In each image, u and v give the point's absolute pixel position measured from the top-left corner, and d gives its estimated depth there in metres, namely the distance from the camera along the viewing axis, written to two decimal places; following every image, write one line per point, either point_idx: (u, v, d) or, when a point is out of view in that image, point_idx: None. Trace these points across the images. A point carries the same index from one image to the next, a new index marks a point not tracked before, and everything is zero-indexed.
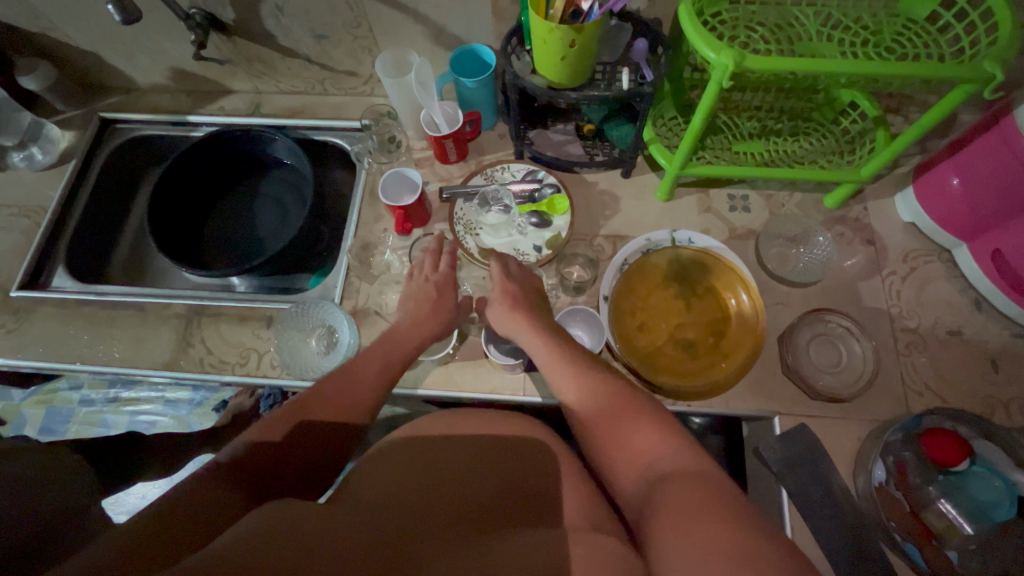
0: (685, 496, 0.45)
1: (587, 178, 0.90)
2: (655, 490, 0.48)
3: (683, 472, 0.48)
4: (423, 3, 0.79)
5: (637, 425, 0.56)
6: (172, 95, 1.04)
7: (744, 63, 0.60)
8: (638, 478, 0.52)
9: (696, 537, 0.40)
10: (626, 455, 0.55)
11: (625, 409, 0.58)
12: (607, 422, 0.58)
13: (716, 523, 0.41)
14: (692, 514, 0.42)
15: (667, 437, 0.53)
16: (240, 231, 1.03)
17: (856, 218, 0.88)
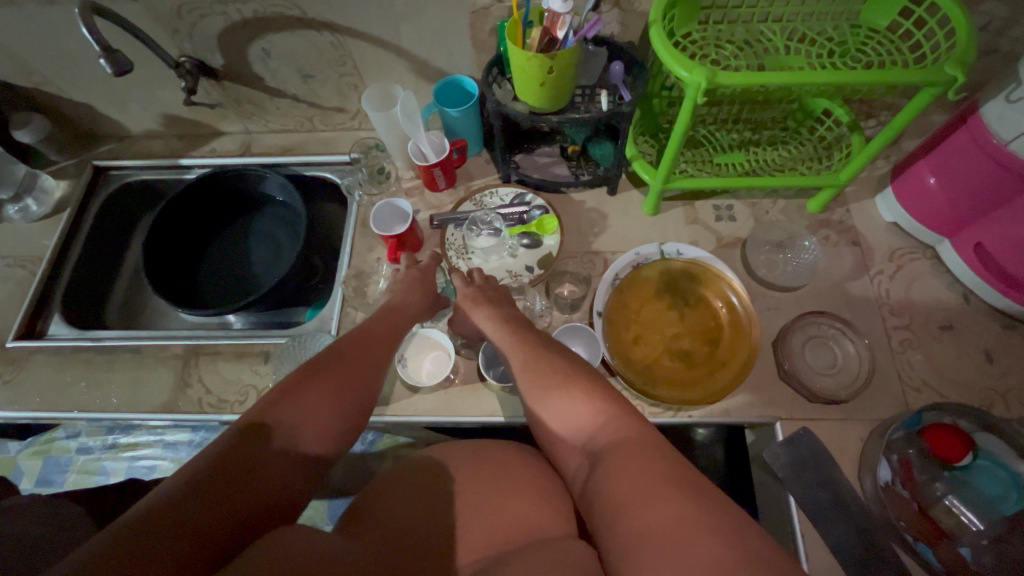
0: (632, 475, 0.47)
1: (574, 197, 0.92)
2: (603, 472, 0.50)
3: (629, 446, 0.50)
4: (405, 40, 0.82)
5: (584, 408, 0.58)
6: (164, 139, 1.06)
7: (716, 80, 0.62)
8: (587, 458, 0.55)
9: (653, 520, 0.42)
10: (581, 436, 0.57)
11: (570, 389, 0.59)
12: (555, 409, 0.59)
13: (665, 500, 0.43)
14: (643, 496, 0.44)
15: (612, 416, 0.55)
16: (236, 269, 1.04)
17: (840, 221, 0.90)
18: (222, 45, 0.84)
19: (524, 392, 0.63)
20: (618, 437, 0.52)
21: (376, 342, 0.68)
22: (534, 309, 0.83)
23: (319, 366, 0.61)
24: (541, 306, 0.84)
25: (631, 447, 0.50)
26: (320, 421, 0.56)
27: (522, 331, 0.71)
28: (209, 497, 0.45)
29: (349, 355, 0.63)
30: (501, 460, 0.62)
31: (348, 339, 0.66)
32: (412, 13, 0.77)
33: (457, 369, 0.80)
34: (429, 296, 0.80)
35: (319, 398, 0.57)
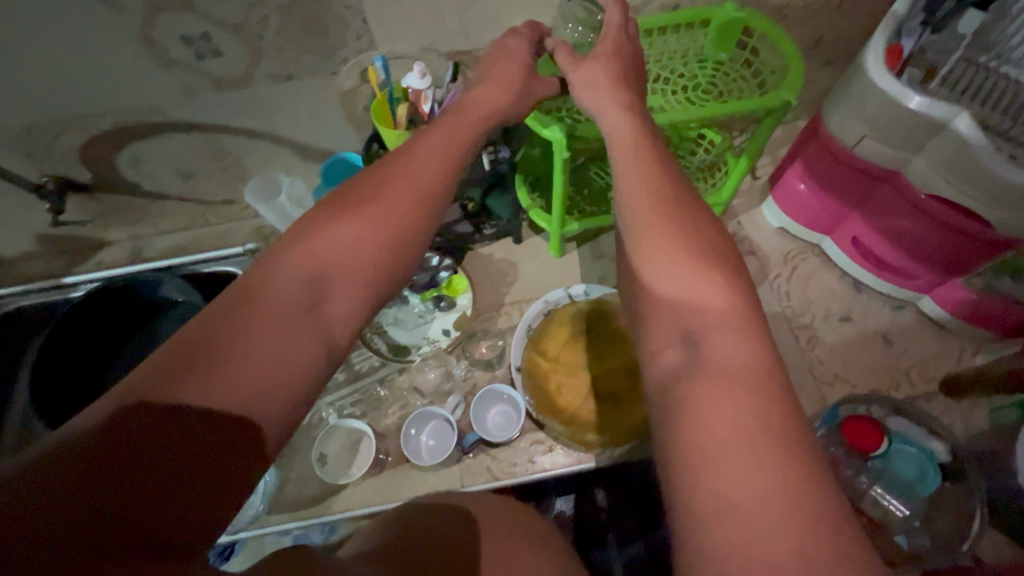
0: (737, 408, 0.35)
1: (482, 251, 0.93)
2: (685, 370, 0.38)
3: (733, 366, 0.37)
4: (281, 128, 0.81)
5: (689, 273, 0.43)
6: (44, 260, 0.99)
7: None
8: (677, 341, 0.41)
9: (734, 488, 0.32)
10: (687, 302, 0.42)
11: (695, 257, 0.44)
12: (678, 258, 0.44)
13: (760, 469, 0.32)
14: (717, 405, 0.35)
15: (719, 296, 0.41)
16: None
17: (733, 234, 0.94)
18: (87, 159, 0.80)
19: (644, 228, 0.47)
20: (723, 344, 0.39)
21: (420, 173, 0.52)
22: (456, 373, 0.82)
23: (343, 202, 0.49)
24: (464, 369, 0.83)
25: (730, 366, 0.37)
26: (346, 282, 0.46)
27: (643, 156, 0.53)
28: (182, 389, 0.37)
29: (382, 191, 0.50)
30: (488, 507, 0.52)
31: (382, 168, 0.52)
32: (281, 103, 0.77)
33: (386, 451, 0.77)
34: (497, 118, 0.62)
35: (336, 240, 0.46)
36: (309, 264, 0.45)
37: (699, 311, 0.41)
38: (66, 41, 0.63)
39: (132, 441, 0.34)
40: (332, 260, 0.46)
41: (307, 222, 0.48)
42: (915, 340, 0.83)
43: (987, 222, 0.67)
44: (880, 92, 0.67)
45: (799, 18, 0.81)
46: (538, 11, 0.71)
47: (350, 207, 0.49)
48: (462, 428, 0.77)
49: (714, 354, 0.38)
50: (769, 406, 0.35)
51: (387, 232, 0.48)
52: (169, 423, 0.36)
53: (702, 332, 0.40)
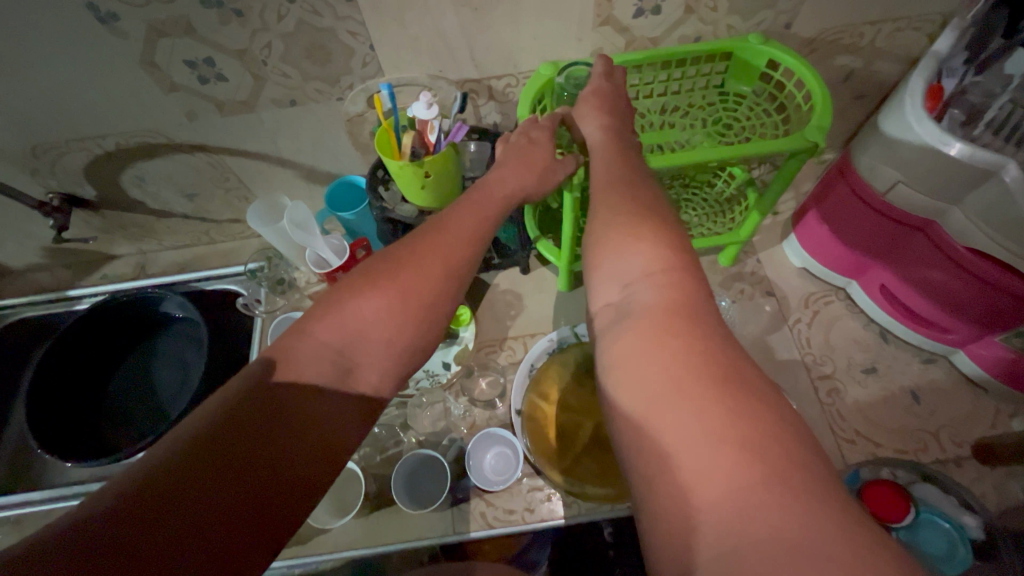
0: (666, 358, 0.37)
1: (488, 281, 0.90)
2: (622, 322, 0.42)
3: (655, 306, 0.41)
4: (284, 151, 0.80)
5: (632, 232, 0.47)
6: (52, 271, 1.00)
7: None
8: (619, 294, 0.45)
9: (675, 433, 0.34)
10: (631, 270, 0.45)
11: (639, 225, 0.47)
12: (620, 226, 0.48)
13: (693, 408, 0.34)
14: (650, 358, 0.38)
15: (648, 249, 0.45)
16: (141, 399, 0.95)
17: (751, 272, 0.89)
18: (91, 177, 0.80)
19: (597, 213, 0.52)
20: (654, 293, 0.42)
21: (459, 236, 0.52)
22: (454, 412, 0.78)
23: (380, 266, 0.48)
24: (462, 407, 0.79)
25: (658, 309, 0.40)
26: (375, 358, 0.45)
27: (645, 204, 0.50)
28: (229, 439, 0.37)
29: (421, 254, 0.49)
30: None
31: (426, 228, 0.52)
32: (286, 128, 0.75)
33: (377, 489, 0.74)
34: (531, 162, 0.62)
35: (373, 310, 0.46)
36: (339, 336, 0.44)
37: (631, 267, 0.45)
38: (67, 62, 0.62)
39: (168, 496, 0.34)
40: (367, 336, 0.45)
41: (348, 284, 0.47)
42: (946, 398, 0.77)
43: (1004, 265, 0.62)
44: (919, 136, 0.62)
45: (827, 53, 0.76)
46: (550, 42, 0.69)
47: (388, 271, 0.48)
48: (456, 470, 0.74)
49: (641, 304, 0.42)
50: (695, 348, 0.37)
51: (420, 305, 0.47)
52: (216, 473, 0.35)
53: (633, 287, 0.44)
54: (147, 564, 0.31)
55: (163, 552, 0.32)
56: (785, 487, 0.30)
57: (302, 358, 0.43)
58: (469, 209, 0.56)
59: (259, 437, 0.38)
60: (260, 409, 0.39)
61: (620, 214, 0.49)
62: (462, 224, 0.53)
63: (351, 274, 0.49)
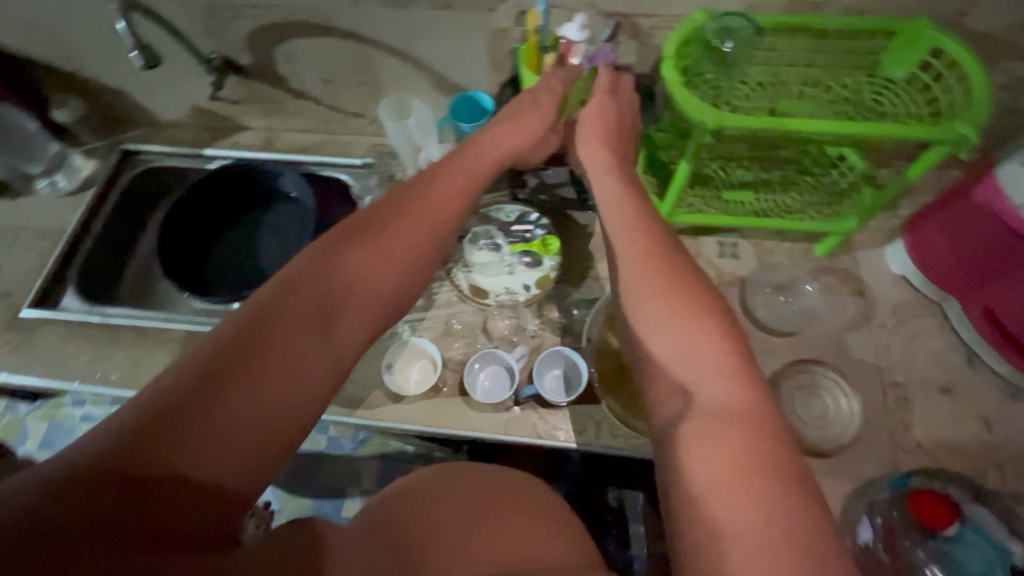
0: (729, 448, 0.39)
1: (579, 221, 0.93)
2: (682, 419, 0.43)
3: (718, 406, 0.42)
4: (425, 53, 0.84)
5: (687, 315, 0.47)
6: (190, 129, 1.08)
7: (725, 122, 0.64)
8: (677, 399, 0.45)
9: (724, 521, 0.36)
10: (674, 364, 0.46)
11: (691, 306, 0.48)
12: (665, 308, 0.48)
13: (746, 499, 0.36)
14: (713, 455, 0.39)
15: (707, 343, 0.45)
16: (245, 259, 1.07)
17: (845, 269, 0.87)
18: (252, 43, 0.87)
19: (633, 286, 0.52)
20: (715, 391, 0.43)
21: (445, 197, 0.57)
22: (527, 327, 0.84)
23: (352, 241, 0.50)
24: (534, 326, 0.84)
25: (722, 408, 0.41)
26: (365, 303, 0.49)
27: None
28: (169, 440, 0.36)
29: (406, 219, 0.53)
30: (512, 501, 0.51)
31: (383, 206, 0.54)
32: (435, 29, 0.79)
33: (443, 380, 0.80)
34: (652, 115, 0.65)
35: (361, 259, 0.50)
36: (338, 277, 0.48)
37: (688, 357, 0.46)
38: None
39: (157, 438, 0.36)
40: (359, 276, 0.49)
41: (326, 253, 0.49)
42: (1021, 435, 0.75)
43: None
44: None
45: (999, 54, 0.72)
46: None
47: (367, 236, 0.51)
48: (521, 379, 0.80)
49: (702, 403, 0.43)
50: (750, 440, 0.39)
51: (402, 257, 0.52)
52: (211, 421, 0.38)
53: (690, 383, 0.45)
54: (140, 505, 0.34)
55: (152, 490, 0.34)
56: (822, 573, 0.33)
57: (283, 328, 0.43)
58: (429, 194, 0.56)
59: (208, 435, 0.37)
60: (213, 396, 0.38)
61: (654, 258, 0.52)
62: (434, 208, 0.55)
63: (316, 245, 0.50)
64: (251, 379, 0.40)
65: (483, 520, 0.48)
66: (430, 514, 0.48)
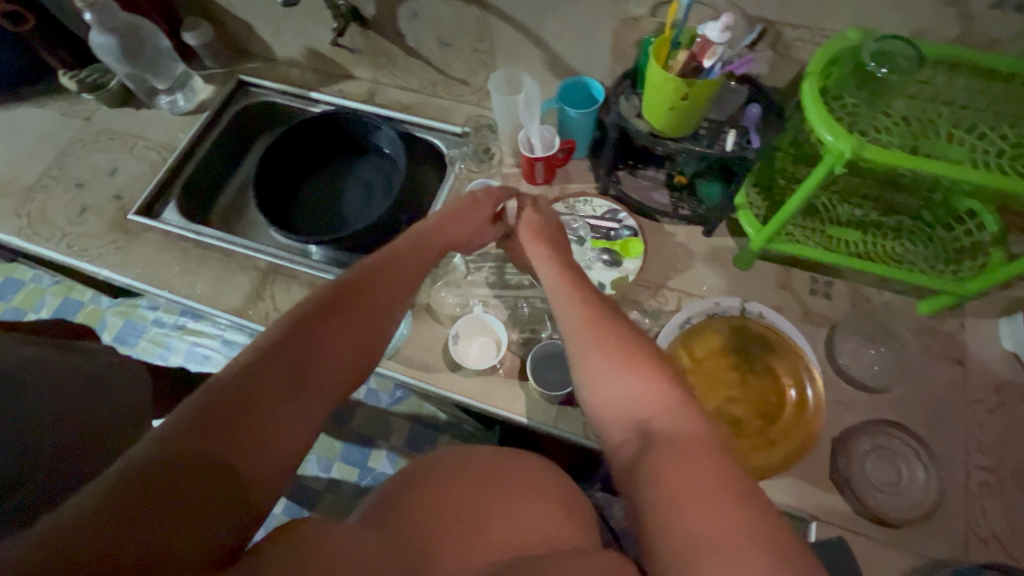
0: (695, 469, 0.43)
1: (666, 228, 0.89)
2: (643, 451, 0.47)
3: (675, 435, 0.47)
4: (548, 30, 0.82)
5: (625, 363, 0.54)
6: (302, 70, 1.12)
7: (864, 153, 0.58)
8: (629, 433, 0.51)
9: (694, 529, 0.40)
10: (618, 409, 0.53)
11: (633, 356, 0.55)
12: (610, 362, 0.55)
13: (715, 512, 0.40)
14: (675, 473, 0.43)
15: (649, 385, 0.52)
16: (329, 205, 1.10)
17: (948, 333, 0.80)
18: None
19: (578, 346, 0.58)
20: (665, 421, 0.49)
21: (419, 258, 0.66)
22: None
23: (311, 321, 0.54)
24: None
25: (674, 435, 0.47)
26: (364, 336, 0.57)
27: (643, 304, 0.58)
28: (204, 452, 0.41)
29: (394, 274, 0.62)
30: (522, 480, 0.57)
31: (339, 289, 0.57)
32: (565, 7, 0.78)
33: (502, 360, 0.81)
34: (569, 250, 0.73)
35: (360, 302, 0.58)
36: (343, 315, 0.56)
37: (633, 396, 0.52)
38: None
39: (193, 452, 0.41)
40: (359, 315, 0.57)
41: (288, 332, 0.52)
42: None
43: None
44: None
45: None
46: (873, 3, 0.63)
47: (330, 313, 0.55)
48: None
49: (660, 432, 0.48)
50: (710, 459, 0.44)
51: (390, 302, 0.60)
52: (240, 434, 0.44)
53: (641, 419, 0.50)
54: (180, 510, 0.39)
55: (191, 497, 0.39)
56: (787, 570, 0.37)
57: (266, 392, 0.47)
58: (383, 277, 0.61)
59: (196, 506, 0.39)
60: (200, 468, 0.40)
61: (594, 324, 0.59)
62: (386, 294, 0.61)
63: (273, 328, 0.52)
64: (276, 400, 0.47)
65: (487, 506, 0.53)
66: (434, 498, 0.53)
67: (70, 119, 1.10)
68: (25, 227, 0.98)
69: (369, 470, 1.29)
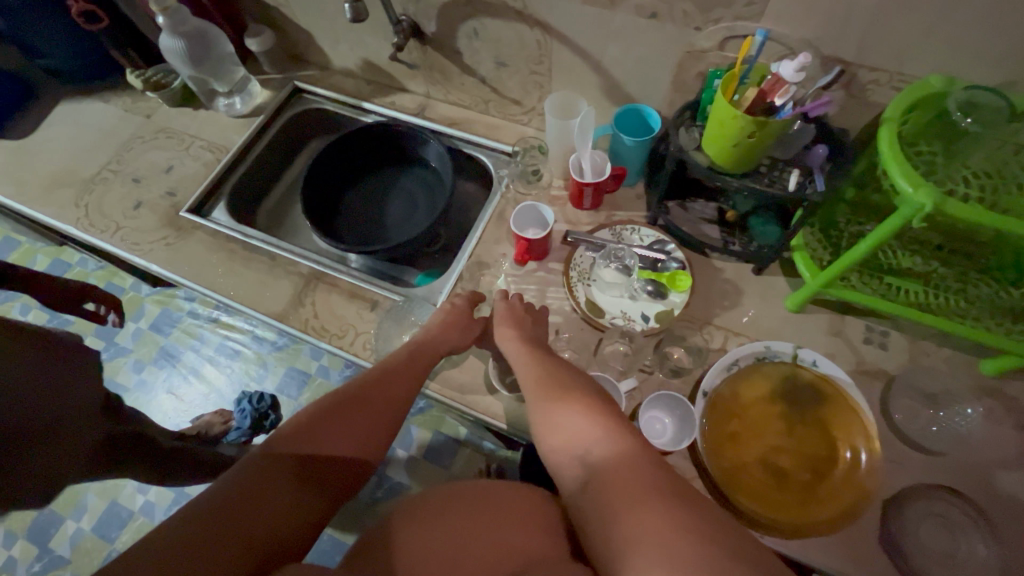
0: (622, 483, 0.46)
1: (714, 263, 0.87)
2: (587, 484, 0.49)
3: (610, 460, 0.48)
4: (610, 57, 0.82)
5: (565, 404, 0.56)
6: (356, 81, 1.14)
7: (944, 207, 0.56)
8: (576, 471, 0.51)
9: (631, 532, 0.42)
10: (560, 453, 0.54)
11: (569, 395, 0.57)
12: (552, 405, 0.57)
13: (642, 511, 0.43)
14: (612, 492, 0.46)
15: (582, 421, 0.54)
16: (372, 215, 1.11)
17: (1014, 396, 0.75)
18: (442, 15, 0.89)
19: (529, 400, 0.61)
20: (598, 449, 0.50)
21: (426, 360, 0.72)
22: (637, 359, 0.80)
23: (316, 422, 0.61)
24: (644, 359, 0.80)
25: (606, 460, 0.49)
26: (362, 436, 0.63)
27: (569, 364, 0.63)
28: (200, 543, 0.46)
29: (400, 380, 0.69)
30: (512, 505, 0.57)
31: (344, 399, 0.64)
32: (631, 35, 0.77)
33: None
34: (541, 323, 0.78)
35: (367, 409, 0.64)
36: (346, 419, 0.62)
37: (569, 433, 0.54)
38: None
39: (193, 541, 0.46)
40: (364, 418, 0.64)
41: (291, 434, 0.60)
42: None
43: None
44: None
45: None
46: (962, 50, 0.61)
47: (332, 415, 0.62)
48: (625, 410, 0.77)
49: (597, 460, 0.49)
50: (643, 472, 0.46)
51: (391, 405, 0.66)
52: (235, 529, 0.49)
53: (581, 453, 0.51)
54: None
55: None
56: (719, 549, 0.39)
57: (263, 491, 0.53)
58: (388, 384, 0.68)
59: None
60: (199, 547, 0.46)
61: (535, 378, 0.63)
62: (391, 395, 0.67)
63: (286, 432, 0.60)
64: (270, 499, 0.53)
65: (482, 531, 0.53)
66: (408, 521, 0.54)
67: (132, 114, 1.13)
68: (83, 217, 1.02)
69: (386, 478, 1.28)
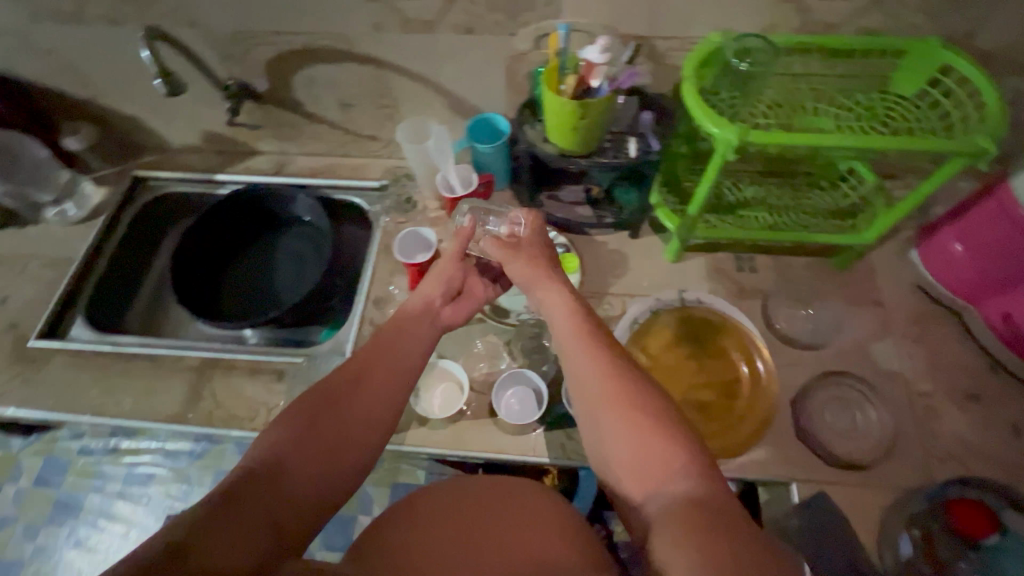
0: (692, 519, 0.45)
1: (596, 238, 0.93)
2: (664, 507, 0.47)
3: (687, 493, 0.47)
4: (445, 77, 0.86)
5: (641, 415, 0.53)
6: (203, 155, 1.08)
7: (747, 138, 0.64)
8: (651, 493, 0.50)
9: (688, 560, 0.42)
10: (629, 467, 0.52)
11: (641, 404, 0.53)
12: (622, 414, 0.53)
13: (703, 542, 0.42)
14: (677, 522, 0.45)
15: (661, 440, 0.51)
16: (257, 284, 1.05)
17: (862, 279, 0.88)
18: (270, 71, 0.88)
19: (588, 399, 0.56)
20: (681, 478, 0.49)
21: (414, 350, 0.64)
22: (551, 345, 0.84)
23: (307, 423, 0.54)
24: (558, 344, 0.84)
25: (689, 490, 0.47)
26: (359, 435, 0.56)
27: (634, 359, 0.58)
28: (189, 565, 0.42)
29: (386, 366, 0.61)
30: (525, 505, 0.60)
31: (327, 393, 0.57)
32: (457, 52, 0.81)
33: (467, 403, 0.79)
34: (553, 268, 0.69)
35: (360, 401, 0.57)
36: (337, 420, 0.56)
37: (642, 453, 0.51)
38: None
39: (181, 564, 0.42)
40: (357, 417, 0.57)
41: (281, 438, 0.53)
42: None
43: None
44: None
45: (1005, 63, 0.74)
46: (725, 8, 0.71)
47: (295, 443, 0.53)
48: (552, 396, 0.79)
49: (677, 489, 0.48)
50: (715, 508, 0.46)
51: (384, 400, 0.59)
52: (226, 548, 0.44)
53: (663, 477, 0.50)
54: None
55: None
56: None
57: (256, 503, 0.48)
58: (379, 368, 0.61)
59: None
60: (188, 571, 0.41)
61: (608, 374, 0.55)
62: (358, 422, 0.57)
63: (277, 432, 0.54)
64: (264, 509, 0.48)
65: (501, 537, 0.55)
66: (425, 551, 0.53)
67: None
68: None
69: None
